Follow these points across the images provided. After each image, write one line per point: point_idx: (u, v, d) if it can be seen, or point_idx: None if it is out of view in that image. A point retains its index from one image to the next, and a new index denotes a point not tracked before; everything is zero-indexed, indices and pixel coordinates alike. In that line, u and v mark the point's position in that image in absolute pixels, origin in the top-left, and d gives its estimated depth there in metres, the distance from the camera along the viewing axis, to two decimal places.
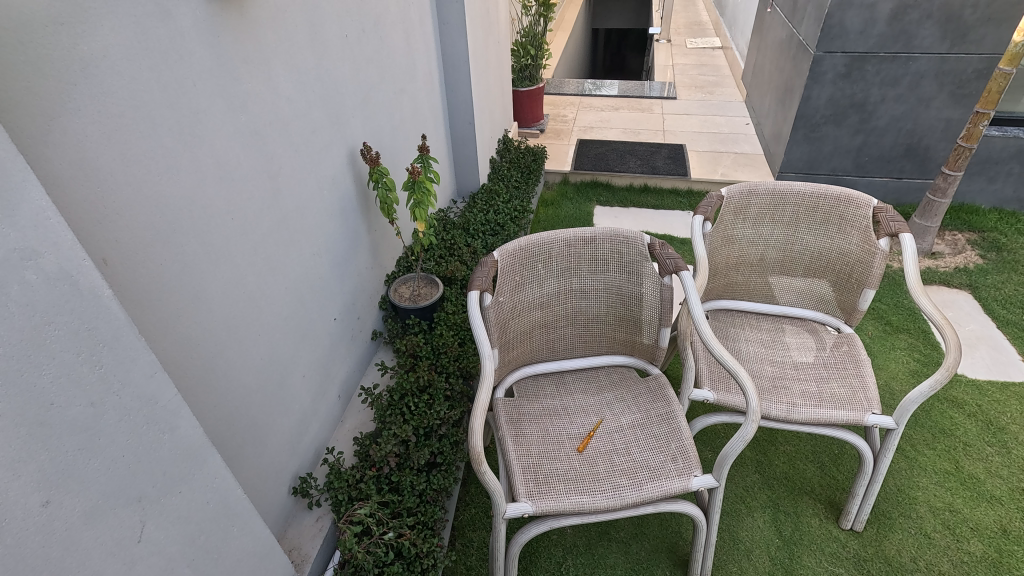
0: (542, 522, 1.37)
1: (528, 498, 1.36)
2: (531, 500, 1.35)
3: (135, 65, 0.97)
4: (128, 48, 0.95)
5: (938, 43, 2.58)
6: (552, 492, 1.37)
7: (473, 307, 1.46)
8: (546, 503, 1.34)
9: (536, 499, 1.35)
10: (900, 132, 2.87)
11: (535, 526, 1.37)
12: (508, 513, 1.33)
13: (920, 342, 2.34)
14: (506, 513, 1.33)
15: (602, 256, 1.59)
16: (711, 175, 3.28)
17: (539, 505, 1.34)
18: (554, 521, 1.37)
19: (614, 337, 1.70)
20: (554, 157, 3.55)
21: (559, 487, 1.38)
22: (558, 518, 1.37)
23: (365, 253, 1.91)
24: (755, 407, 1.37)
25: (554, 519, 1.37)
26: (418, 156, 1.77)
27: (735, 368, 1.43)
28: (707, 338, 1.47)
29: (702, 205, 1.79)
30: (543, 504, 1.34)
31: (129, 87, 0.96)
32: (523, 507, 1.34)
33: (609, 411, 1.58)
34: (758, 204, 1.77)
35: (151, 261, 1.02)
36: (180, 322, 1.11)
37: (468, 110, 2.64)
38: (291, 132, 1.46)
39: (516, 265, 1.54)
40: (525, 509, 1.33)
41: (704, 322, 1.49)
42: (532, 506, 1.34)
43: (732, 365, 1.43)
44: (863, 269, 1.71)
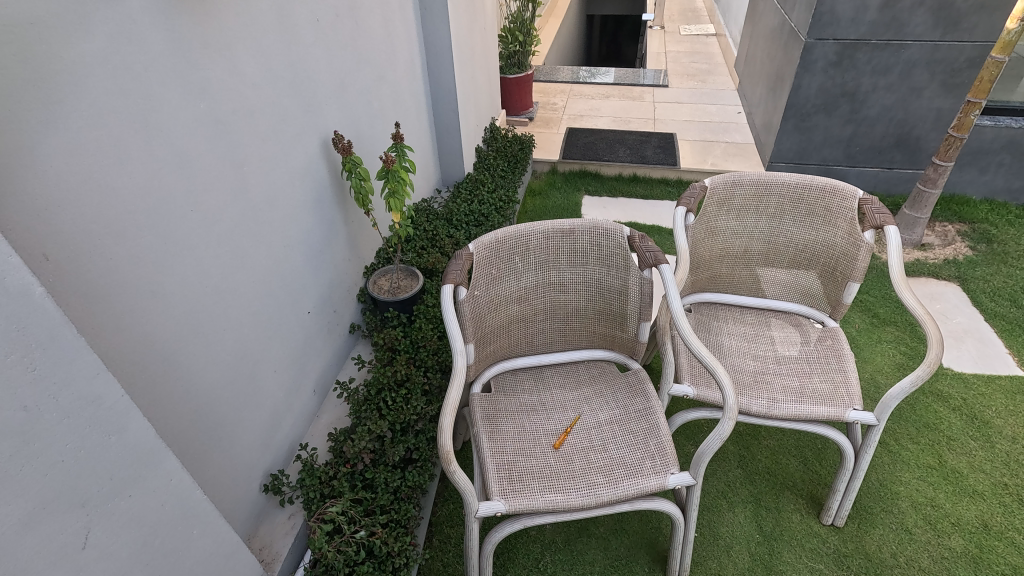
0: (515, 522, 1.35)
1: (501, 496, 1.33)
2: (504, 500, 1.32)
3: (78, 48, 0.92)
4: (69, 30, 0.90)
5: (930, 30, 2.53)
6: (525, 490, 1.34)
7: (447, 300, 1.43)
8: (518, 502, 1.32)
9: (509, 497, 1.33)
10: (891, 123, 2.83)
11: (507, 527, 1.34)
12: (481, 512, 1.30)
13: (907, 335, 2.32)
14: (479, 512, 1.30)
15: (580, 249, 1.56)
16: (701, 165, 3.23)
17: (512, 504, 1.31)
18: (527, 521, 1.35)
19: (595, 331, 1.67)
20: (542, 146, 3.49)
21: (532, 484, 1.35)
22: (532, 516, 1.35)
23: (341, 246, 1.87)
24: (732, 404, 1.34)
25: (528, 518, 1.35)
26: (393, 145, 1.72)
27: (712, 365, 1.40)
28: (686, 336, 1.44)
29: (685, 196, 1.75)
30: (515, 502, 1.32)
31: (72, 71, 0.91)
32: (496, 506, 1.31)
33: (588, 406, 1.56)
34: (741, 195, 1.74)
35: (98, 258, 0.98)
36: (135, 319, 1.07)
37: (450, 98, 2.58)
38: (258, 121, 1.41)
39: (492, 257, 1.51)
40: (498, 508, 1.30)
41: (684, 319, 1.47)
42: (504, 505, 1.31)
43: (710, 361, 1.40)
44: (847, 262, 1.68)
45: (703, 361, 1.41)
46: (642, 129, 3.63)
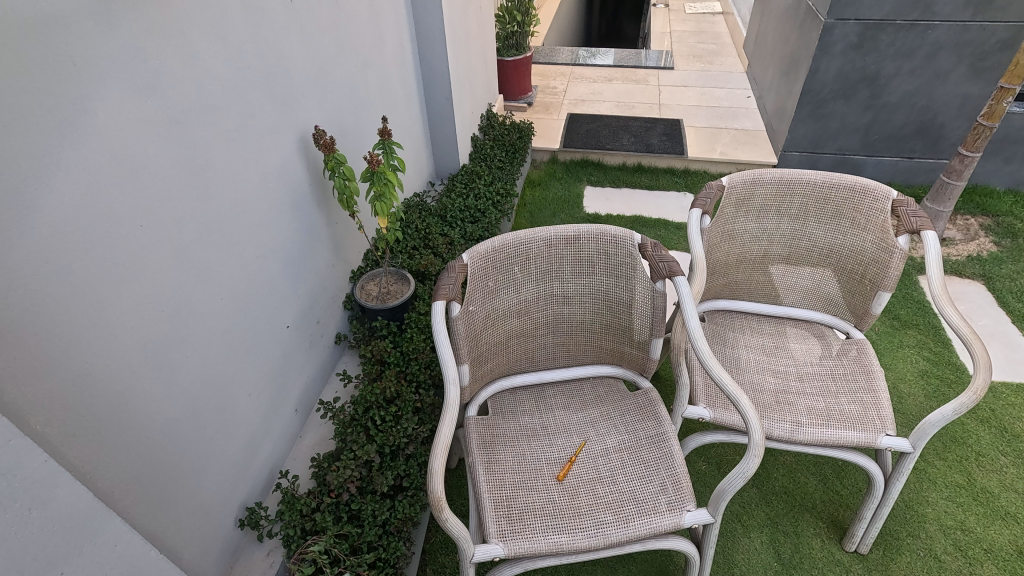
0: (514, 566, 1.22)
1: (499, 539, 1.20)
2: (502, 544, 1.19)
3: None
4: None
5: (960, 10, 2.35)
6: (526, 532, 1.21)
7: (438, 320, 1.28)
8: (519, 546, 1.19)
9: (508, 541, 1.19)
10: (913, 110, 2.66)
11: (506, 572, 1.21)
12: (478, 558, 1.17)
13: (930, 339, 2.18)
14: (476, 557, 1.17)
15: (586, 258, 1.41)
16: (709, 154, 3.06)
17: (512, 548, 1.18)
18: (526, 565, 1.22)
19: (601, 346, 1.53)
20: (542, 133, 3.31)
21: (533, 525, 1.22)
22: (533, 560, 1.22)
23: (325, 251, 1.71)
24: (759, 440, 1.17)
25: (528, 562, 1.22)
26: (380, 142, 1.55)
27: (734, 393, 1.26)
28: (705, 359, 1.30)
29: (701, 197, 1.59)
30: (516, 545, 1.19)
31: None
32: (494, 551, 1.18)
33: (594, 431, 1.42)
34: (763, 195, 1.59)
35: (18, 289, 0.83)
36: (71, 356, 0.92)
37: (443, 85, 2.40)
38: (223, 118, 1.25)
39: (488, 269, 1.36)
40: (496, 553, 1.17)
41: (702, 340, 1.32)
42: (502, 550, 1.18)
43: (731, 389, 1.26)
44: (878, 270, 1.53)
45: (724, 390, 1.27)
46: (646, 115, 3.45)
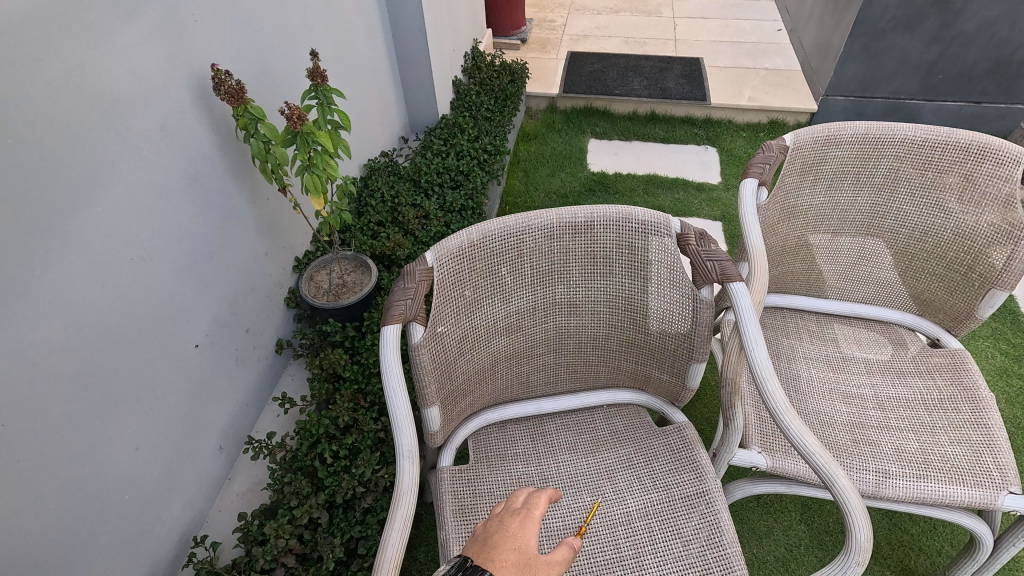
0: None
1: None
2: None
3: None
4: None
5: None
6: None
7: (389, 352, 0.87)
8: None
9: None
10: (989, 42, 2.20)
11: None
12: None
13: (1007, 328, 1.81)
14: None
15: (602, 253, 1.01)
16: (737, 99, 2.58)
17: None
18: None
19: (619, 367, 1.14)
20: (537, 75, 2.81)
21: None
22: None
23: (253, 238, 1.29)
24: (862, 537, 0.79)
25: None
26: (309, 87, 1.10)
27: (828, 466, 0.83)
28: (777, 409, 0.86)
29: (756, 161, 1.17)
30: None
31: None
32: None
33: (611, 486, 1.05)
34: (839, 157, 1.18)
35: None
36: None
37: (413, 13, 1.90)
38: (45, 51, 0.80)
39: (464, 271, 0.97)
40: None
41: (774, 382, 0.88)
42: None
43: (823, 460, 0.83)
44: (993, 261, 1.13)
45: (810, 461, 0.83)
46: (660, 53, 2.94)
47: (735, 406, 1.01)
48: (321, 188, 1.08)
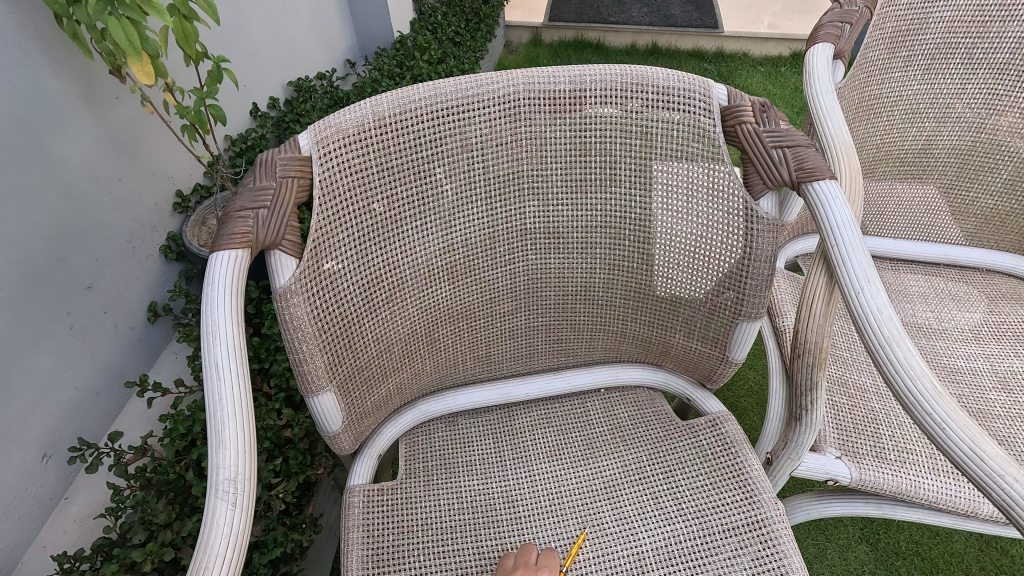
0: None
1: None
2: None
3: None
4: None
5: None
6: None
7: (218, 298, 0.48)
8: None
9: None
10: None
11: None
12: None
13: None
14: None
15: (597, 144, 0.63)
16: (753, 27, 2.18)
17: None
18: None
19: (625, 332, 0.77)
20: (518, 3, 2.39)
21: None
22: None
23: (89, 152, 0.88)
24: None
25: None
26: None
27: None
28: (921, 394, 0.48)
29: (828, 20, 0.77)
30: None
31: None
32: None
33: (612, 514, 0.68)
34: (946, 20, 0.81)
35: None
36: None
37: None
38: None
39: (369, 167, 0.58)
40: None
41: (909, 347, 0.49)
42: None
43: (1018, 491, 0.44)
44: None
45: (990, 494, 0.45)
46: None
47: (817, 389, 0.63)
48: (136, 38, 0.67)
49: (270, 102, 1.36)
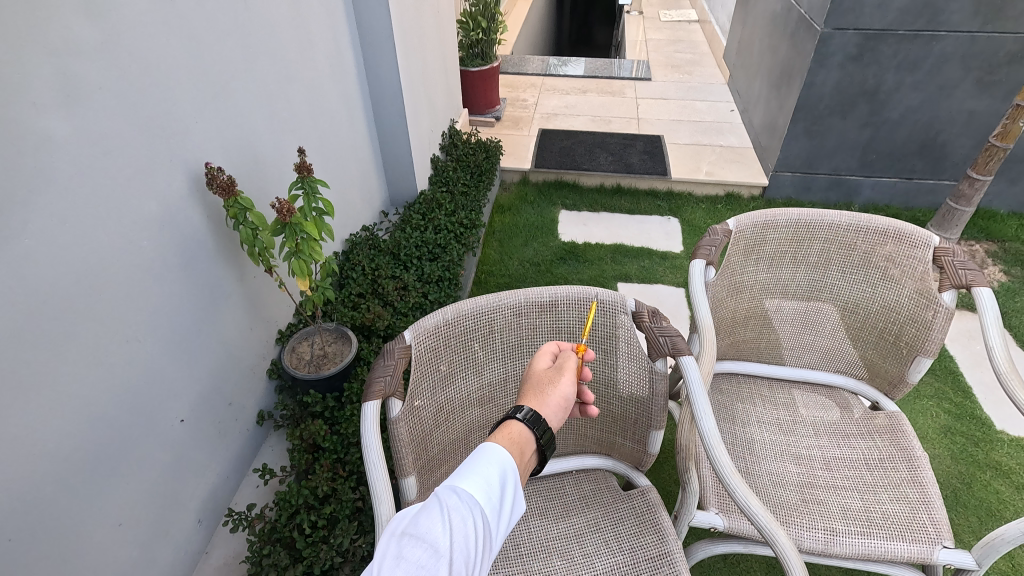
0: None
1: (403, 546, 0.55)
2: (436, 513, 0.60)
3: None
4: None
5: (968, 19, 2.11)
6: (468, 479, 0.65)
7: (370, 428, 0.94)
8: (462, 527, 0.59)
9: (443, 507, 0.61)
10: (916, 125, 2.42)
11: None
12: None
13: (949, 387, 1.96)
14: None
15: (566, 330, 1.12)
16: (695, 174, 2.79)
17: (462, 565, 0.57)
18: (486, 555, 0.61)
19: (587, 434, 1.23)
20: (510, 151, 3.00)
21: (471, 469, 0.67)
22: (492, 523, 0.63)
23: (238, 312, 1.34)
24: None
25: (476, 537, 0.60)
26: (297, 180, 1.20)
27: (767, 525, 1.00)
28: (724, 475, 1.02)
29: (703, 243, 1.30)
30: (455, 538, 0.58)
31: None
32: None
33: (578, 551, 1.10)
34: (777, 239, 1.32)
35: None
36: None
37: (396, 100, 2.02)
38: (60, 161, 0.87)
39: (439, 348, 1.05)
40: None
41: (720, 449, 1.04)
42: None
43: (763, 520, 1.00)
44: (917, 331, 1.27)
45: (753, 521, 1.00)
46: (624, 131, 3.17)
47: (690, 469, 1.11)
48: (304, 271, 1.17)
49: (333, 254, 1.86)
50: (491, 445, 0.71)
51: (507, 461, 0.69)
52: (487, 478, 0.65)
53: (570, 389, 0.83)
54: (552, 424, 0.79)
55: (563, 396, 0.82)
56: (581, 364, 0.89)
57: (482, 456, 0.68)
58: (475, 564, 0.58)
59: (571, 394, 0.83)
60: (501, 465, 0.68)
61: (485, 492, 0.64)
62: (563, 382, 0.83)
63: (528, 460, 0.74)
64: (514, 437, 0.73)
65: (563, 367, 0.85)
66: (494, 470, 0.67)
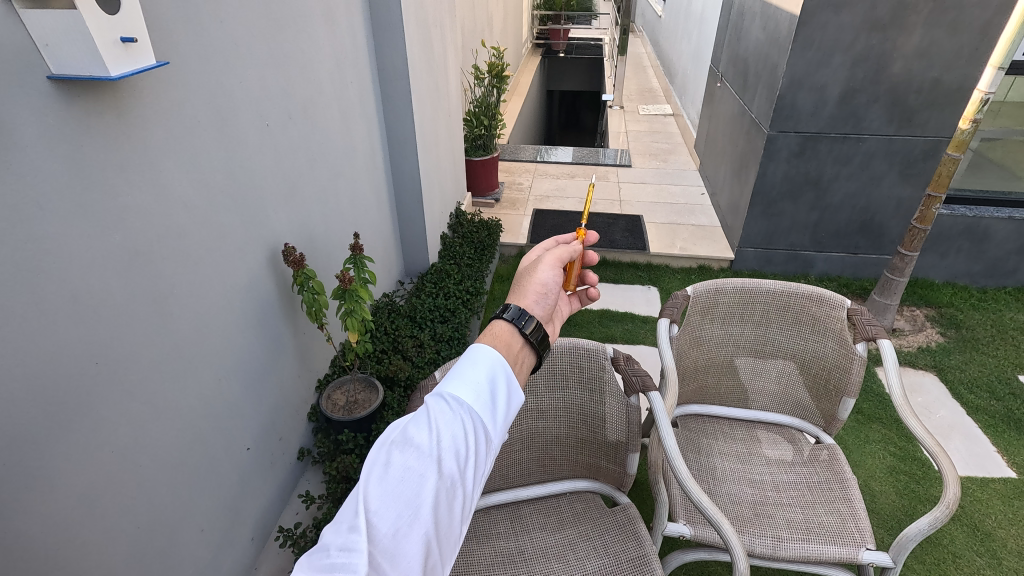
0: (461, 494, 0.55)
1: (393, 447, 0.54)
2: (426, 416, 0.58)
3: None
4: None
5: (886, 125, 2.59)
6: (457, 381, 0.61)
7: None
8: (453, 427, 0.57)
9: (432, 410, 0.58)
10: (856, 208, 2.84)
11: (450, 533, 0.54)
12: (373, 523, 0.49)
13: (894, 433, 2.25)
14: (364, 517, 0.49)
15: (560, 372, 1.42)
16: (670, 249, 3.18)
17: (456, 464, 0.55)
18: (487, 452, 0.59)
19: (578, 460, 1.50)
20: (508, 228, 3.39)
21: (460, 370, 0.63)
22: (489, 424, 0.60)
23: (291, 362, 1.62)
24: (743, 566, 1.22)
25: (470, 436, 0.58)
26: (351, 257, 1.55)
27: (717, 519, 1.28)
28: (683, 481, 1.32)
29: (668, 306, 1.63)
30: (447, 438, 0.56)
31: None
32: (417, 477, 0.52)
33: (572, 555, 1.34)
34: (727, 302, 1.65)
35: None
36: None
37: (415, 189, 2.40)
38: (198, 243, 1.18)
39: None
40: (422, 533, 0.50)
41: (680, 461, 1.34)
42: (432, 491, 0.52)
43: (714, 515, 1.28)
44: (841, 375, 1.58)
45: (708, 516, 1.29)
46: (608, 211, 3.60)
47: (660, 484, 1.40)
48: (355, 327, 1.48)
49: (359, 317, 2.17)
50: (480, 345, 0.67)
51: (496, 364, 0.65)
52: (478, 378, 0.62)
53: (545, 276, 0.82)
54: (535, 313, 0.77)
55: (540, 284, 0.81)
56: (562, 258, 0.87)
57: (473, 358, 0.65)
58: (472, 461, 0.56)
59: (553, 279, 0.83)
60: (491, 363, 0.64)
61: (478, 392, 0.61)
62: (540, 272, 0.83)
63: (521, 354, 0.71)
64: (495, 330, 0.70)
65: (542, 260, 0.85)
66: (485, 368, 0.64)
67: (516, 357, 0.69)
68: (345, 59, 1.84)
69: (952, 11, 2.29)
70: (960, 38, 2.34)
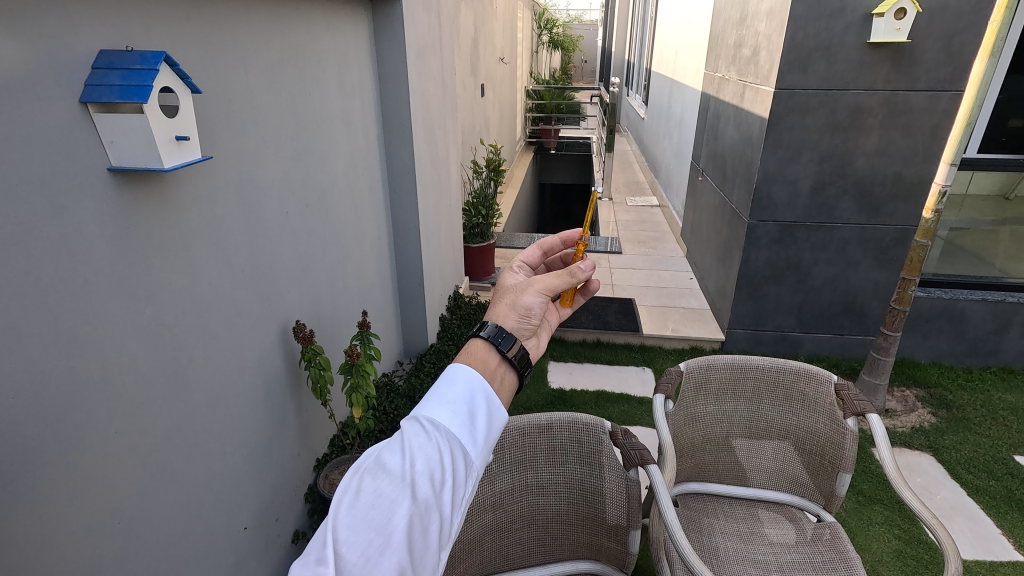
0: (435, 516, 0.59)
1: (365, 475, 0.58)
2: (401, 443, 0.62)
3: (17, 278, 0.79)
4: (19, 259, 0.79)
5: (856, 214, 2.78)
6: (434, 406, 0.65)
7: None
8: (425, 452, 0.61)
9: (406, 437, 0.63)
10: (836, 291, 2.97)
11: (425, 555, 0.58)
12: (342, 552, 0.53)
13: (897, 515, 2.23)
14: (332, 548, 0.53)
15: (559, 446, 1.46)
16: (663, 330, 3.27)
17: (427, 487, 0.59)
18: (465, 473, 0.64)
19: (579, 539, 1.48)
20: None
21: (439, 392, 0.68)
22: (463, 446, 0.64)
23: (292, 438, 1.63)
24: None
25: (442, 460, 0.62)
26: (359, 334, 1.61)
27: None
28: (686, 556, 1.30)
29: (662, 382, 1.70)
30: (420, 463, 0.60)
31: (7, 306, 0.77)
32: (386, 503, 0.57)
33: None
34: (718, 377, 1.72)
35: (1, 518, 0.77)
36: None
37: (415, 272, 2.51)
38: (216, 318, 1.25)
39: None
40: (392, 559, 0.55)
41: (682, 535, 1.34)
42: (402, 518, 0.57)
43: None
44: (835, 451, 1.61)
45: None
46: (602, 295, 3.72)
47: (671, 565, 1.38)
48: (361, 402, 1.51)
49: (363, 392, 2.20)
50: (459, 365, 0.72)
51: (474, 382, 0.70)
52: (452, 403, 0.66)
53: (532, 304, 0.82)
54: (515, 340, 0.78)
55: (524, 309, 0.81)
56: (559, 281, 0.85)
57: (453, 378, 0.69)
58: (445, 484, 0.61)
59: (541, 296, 0.84)
60: (468, 383, 0.69)
61: (454, 414, 0.66)
62: (528, 291, 0.83)
63: (498, 371, 0.75)
64: (473, 351, 0.75)
65: (535, 282, 0.84)
66: (462, 390, 0.68)
67: (492, 374, 0.74)
68: (358, 154, 2.01)
69: (903, 115, 2.56)
70: (914, 138, 2.59)
